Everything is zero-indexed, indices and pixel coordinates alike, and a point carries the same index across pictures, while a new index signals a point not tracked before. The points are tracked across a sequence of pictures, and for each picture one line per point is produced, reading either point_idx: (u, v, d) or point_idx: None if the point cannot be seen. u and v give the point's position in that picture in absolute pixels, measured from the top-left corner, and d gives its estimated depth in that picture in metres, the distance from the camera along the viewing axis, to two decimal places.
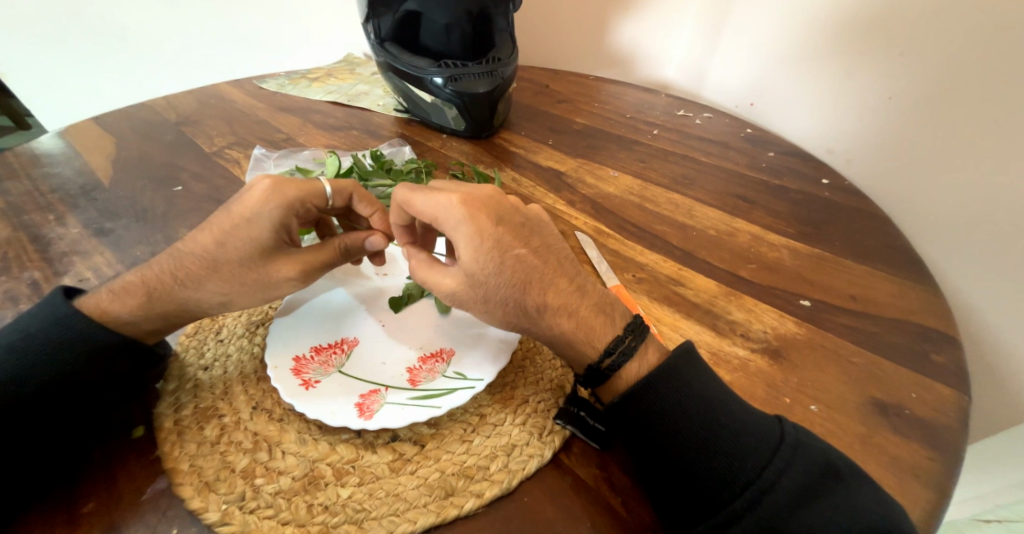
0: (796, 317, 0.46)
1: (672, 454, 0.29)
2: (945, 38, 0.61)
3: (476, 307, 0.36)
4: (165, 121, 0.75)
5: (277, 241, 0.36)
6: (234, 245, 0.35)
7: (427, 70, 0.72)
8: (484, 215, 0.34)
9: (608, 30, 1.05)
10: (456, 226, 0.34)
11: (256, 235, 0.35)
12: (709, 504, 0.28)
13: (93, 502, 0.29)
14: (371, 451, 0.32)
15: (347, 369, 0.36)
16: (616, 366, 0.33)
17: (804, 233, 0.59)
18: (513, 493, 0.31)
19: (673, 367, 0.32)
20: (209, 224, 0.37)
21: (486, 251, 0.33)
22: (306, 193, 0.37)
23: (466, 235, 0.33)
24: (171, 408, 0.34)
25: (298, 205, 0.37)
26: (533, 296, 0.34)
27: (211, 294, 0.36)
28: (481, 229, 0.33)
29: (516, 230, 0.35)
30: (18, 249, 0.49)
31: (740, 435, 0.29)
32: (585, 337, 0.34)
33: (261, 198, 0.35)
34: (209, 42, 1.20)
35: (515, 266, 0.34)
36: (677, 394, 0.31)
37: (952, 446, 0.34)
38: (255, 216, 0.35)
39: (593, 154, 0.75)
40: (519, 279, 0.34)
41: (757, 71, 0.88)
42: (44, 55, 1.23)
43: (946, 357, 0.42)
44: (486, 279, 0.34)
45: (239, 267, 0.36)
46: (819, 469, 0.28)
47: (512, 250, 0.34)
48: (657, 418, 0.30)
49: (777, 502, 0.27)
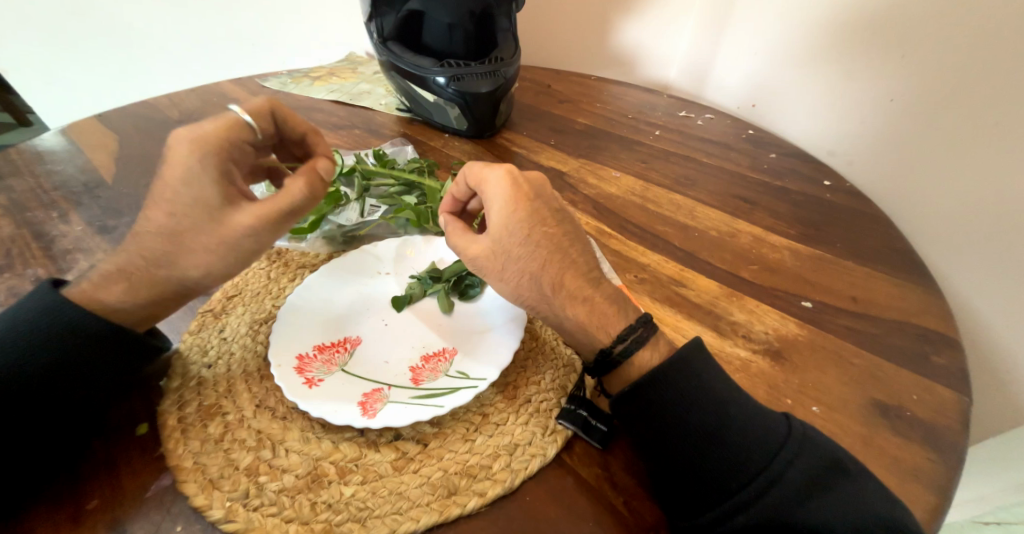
0: (797, 318, 0.46)
1: (677, 449, 0.30)
2: (947, 41, 0.61)
3: (494, 274, 0.36)
4: (168, 119, 0.76)
5: (225, 195, 0.34)
6: (186, 211, 0.33)
7: (430, 69, 0.72)
8: (525, 191, 0.37)
9: (610, 31, 1.05)
10: (497, 192, 0.37)
11: (201, 194, 0.33)
12: (715, 497, 0.28)
13: (97, 498, 0.29)
14: (373, 450, 0.32)
15: (351, 368, 0.37)
16: (627, 354, 0.33)
17: (806, 234, 0.59)
18: (516, 492, 0.31)
19: (683, 361, 0.31)
20: (151, 198, 0.34)
21: (516, 218, 0.35)
22: (226, 132, 0.35)
23: (502, 200, 0.36)
24: (173, 405, 0.34)
25: (225, 146, 0.34)
26: (550, 274, 0.35)
27: (189, 269, 0.34)
28: (516, 199, 0.36)
29: (551, 213, 0.37)
30: (22, 246, 0.49)
31: (747, 429, 0.29)
32: (597, 323, 0.35)
33: (186, 148, 0.33)
34: (211, 41, 1.20)
35: (541, 240, 0.35)
36: (685, 387, 0.31)
37: (952, 447, 0.34)
38: (188, 170, 0.33)
39: (594, 155, 0.75)
40: (541, 253, 0.35)
41: (758, 73, 0.88)
42: (47, 53, 1.24)
43: (947, 359, 0.42)
44: (511, 246, 0.35)
45: (198, 233, 0.33)
46: (826, 463, 0.28)
47: (542, 227, 0.36)
48: (663, 412, 0.30)
49: (782, 495, 0.27)
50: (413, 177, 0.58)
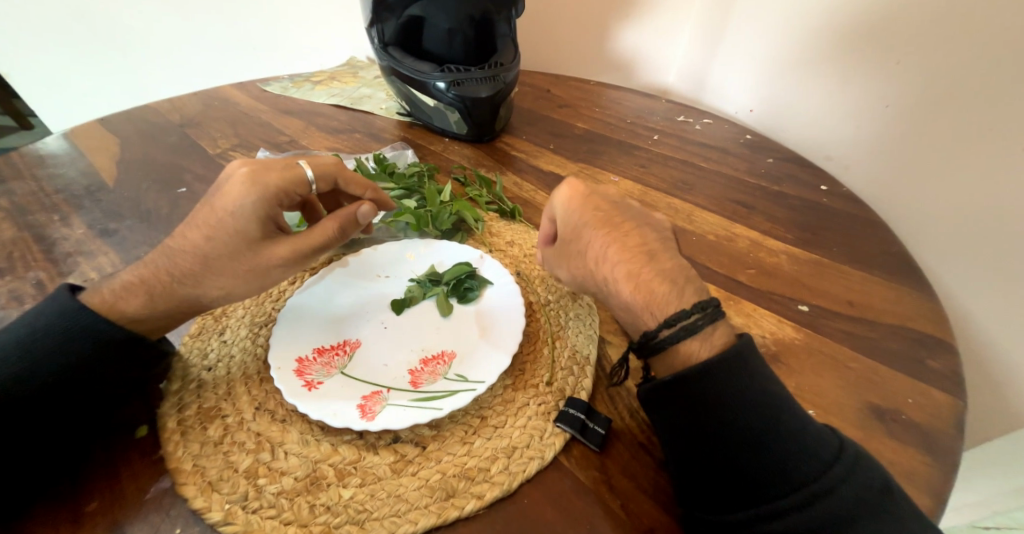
0: (794, 322, 0.46)
1: (727, 446, 0.29)
2: (944, 48, 0.61)
3: (563, 264, 0.41)
4: (169, 123, 0.76)
5: (265, 233, 0.37)
6: (224, 238, 0.36)
7: (430, 74, 0.73)
8: (582, 191, 0.41)
9: (609, 36, 1.06)
10: (557, 194, 0.42)
11: (243, 226, 0.36)
12: (755, 498, 0.28)
13: (96, 500, 0.29)
14: (372, 453, 0.32)
15: (350, 371, 0.37)
16: (673, 341, 0.32)
17: (803, 238, 0.59)
18: (514, 495, 0.31)
19: (741, 362, 0.31)
20: (195, 219, 0.37)
21: (574, 216, 0.40)
22: (286, 182, 0.38)
23: (561, 200, 0.41)
24: (173, 407, 0.34)
25: (279, 194, 0.38)
26: (597, 249, 0.38)
27: (210, 289, 0.37)
28: (571, 194, 0.41)
29: (606, 202, 0.41)
30: (23, 249, 0.49)
31: (804, 438, 0.29)
32: (644, 301, 0.34)
33: (242, 189, 0.36)
34: (213, 46, 1.21)
35: (592, 223, 0.39)
36: (741, 388, 0.30)
37: (948, 452, 0.34)
38: (237, 209, 0.36)
39: (593, 159, 0.75)
40: (592, 233, 0.38)
41: (756, 79, 0.90)
42: (51, 57, 1.25)
43: (944, 363, 0.42)
44: (566, 235, 0.40)
45: (230, 260, 0.36)
46: (879, 489, 0.27)
47: (595, 213, 0.40)
48: (715, 408, 0.30)
49: (830, 509, 0.27)
50: (413, 181, 0.59)
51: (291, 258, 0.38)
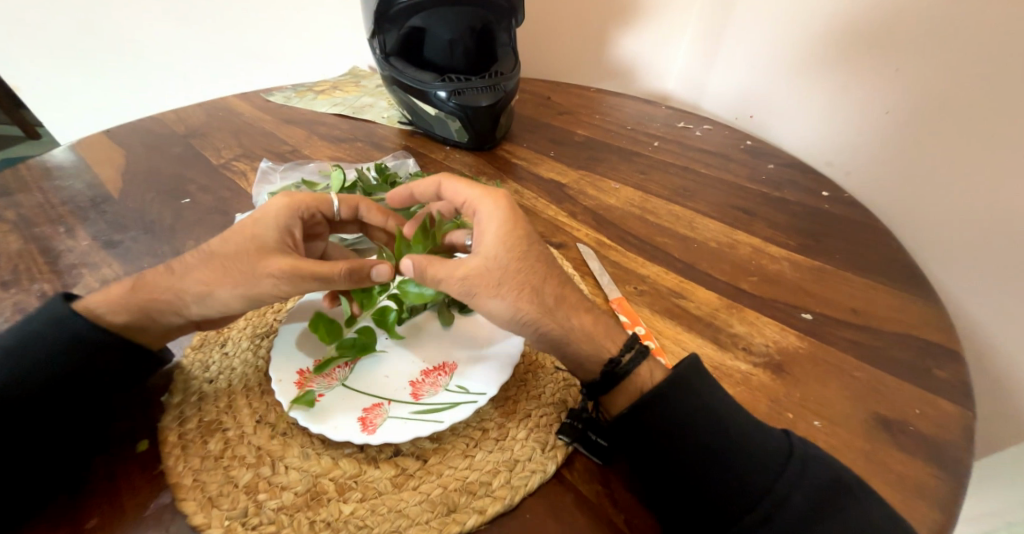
0: (798, 330, 0.46)
1: (687, 463, 0.30)
2: (946, 53, 0.61)
3: (488, 290, 0.35)
4: (174, 134, 0.77)
5: (277, 240, 0.38)
6: (235, 239, 0.37)
7: (431, 83, 0.73)
8: (519, 229, 0.37)
9: (608, 44, 1.06)
10: (489, 222, 0.38)
11: (261, 231, 0.38)
12: (722, 519, 0.28)
13: (96, 517, 0.29)
14: (373, 466, 0.32)
15: (352, 382, 0.37)
16: (631, 365, 0.34)
17: (805, 245, 0.59)
18: (516, 510, 0.31)
19: (683, 379, 0.32)
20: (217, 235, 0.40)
21: (514, 234, 0.37)
22: (315, 201, 0.42)
23: (494, 233, 0.37)
24: (175, 421, 0.34)
25: (303, 210, 0.41)
26: (534, 313, 0.35)
27: (192, 283, 0.35)
28: (506, 230, 0.37)
29: (540, 252, 0.37)
30: (28, 262, 0.49)
31: (752, 449, 0.29)
32: (603, 330, 0.36)
33: (272, 205, 0.40)
34: (217, 57, 1.23)
35: (528, 276, 0.35)
36: (690, 403, 0.31)
37: (957, 463, 0.34)
38: (261, 217, 0.39)
39: (594, 166, 0.75)
40: (525, 291, 0.35)
41: (756, 84, 0.90)
42: (61, 70, 1.28)
43: (950, 372, 0.41)
44: (496, 277, 0.35)
45: (229, 258, 0.36)
46: (830, 488, 0.28)
47: (531, 266, 0.36)
48: (671, 426, 0.30)
49: (788, 518, 0.27)
50: None
51: (285, 271, 0.35)
